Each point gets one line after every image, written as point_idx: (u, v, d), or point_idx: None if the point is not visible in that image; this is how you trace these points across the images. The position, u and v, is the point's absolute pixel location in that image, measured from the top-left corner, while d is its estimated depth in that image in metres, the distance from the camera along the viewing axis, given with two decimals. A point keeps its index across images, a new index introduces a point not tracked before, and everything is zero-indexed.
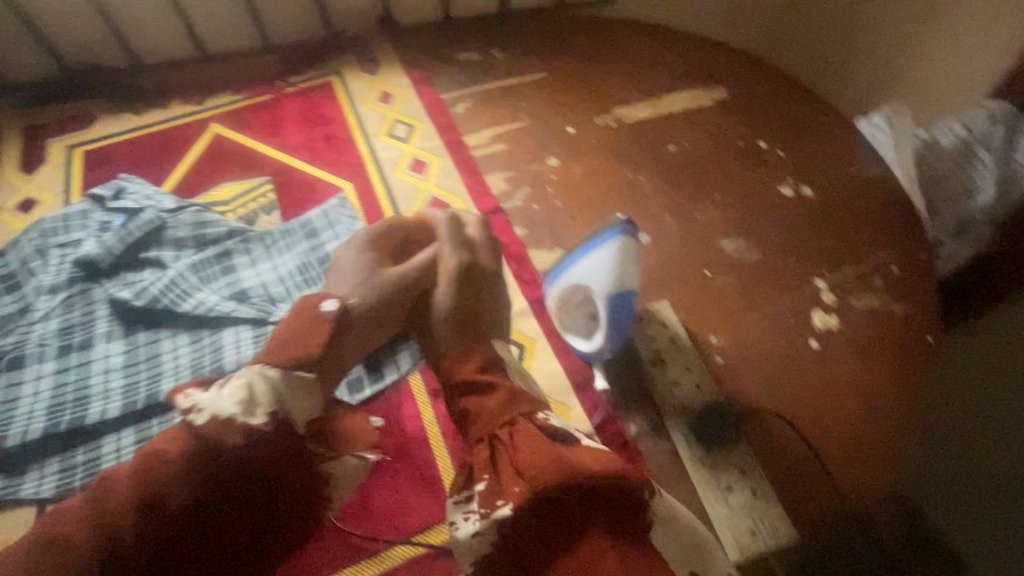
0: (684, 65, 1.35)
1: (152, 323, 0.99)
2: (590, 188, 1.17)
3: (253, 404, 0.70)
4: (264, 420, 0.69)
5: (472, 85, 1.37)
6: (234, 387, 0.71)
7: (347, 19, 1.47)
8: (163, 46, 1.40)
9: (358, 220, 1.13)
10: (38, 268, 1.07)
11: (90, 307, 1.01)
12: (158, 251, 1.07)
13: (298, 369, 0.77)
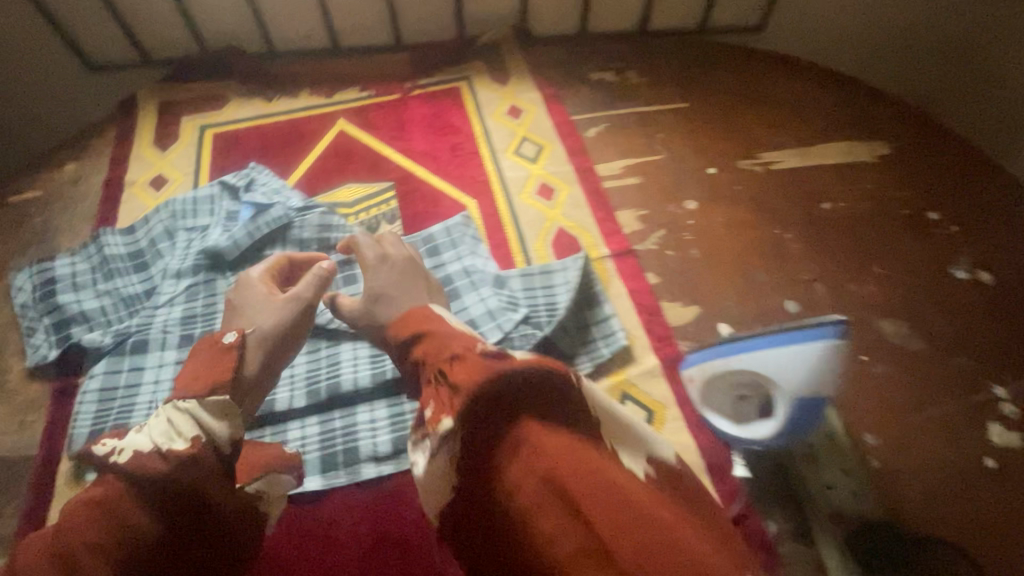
0: (844, 113, 1.24)
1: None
2: (730, 239, 1.07)
3: (178, 431, 0.73)
4: (189, 441, 0.73)
5: (606, 109, 1.30)
6: (162, 420, 0.75)
7: (482, 24, 1.43)
8: (300, 35, 1.40)
9: (481, 242, 1.08)
10: (166, 249, 1.08)
11: (213, 298, 1.01)
12: (281, 249, 1.06)
13: (210, 399, 0.78)
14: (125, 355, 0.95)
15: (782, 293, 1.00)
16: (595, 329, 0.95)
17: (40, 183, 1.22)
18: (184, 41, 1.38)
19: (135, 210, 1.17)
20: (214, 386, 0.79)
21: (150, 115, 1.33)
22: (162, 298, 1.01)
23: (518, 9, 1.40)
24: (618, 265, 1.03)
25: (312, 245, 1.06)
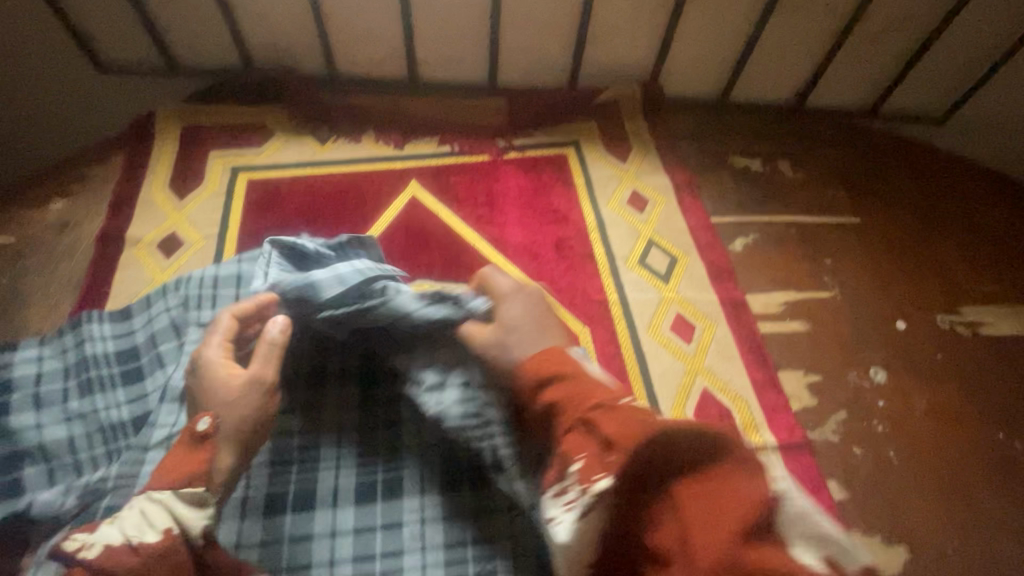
0: None
1: (301, 493, 0.68)
2: (935, 437, 0.79)
3: (150, 524, 0.54)
4: (162, 536, 0.54)
5: (756, 212, 1.01)
6: (135, 508, 0.55)
7: (602, 75, 1.12)
8: (371, 61, 1.10)
9: None
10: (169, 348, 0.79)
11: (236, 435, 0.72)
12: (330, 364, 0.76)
13: (186, 487, 0.57)
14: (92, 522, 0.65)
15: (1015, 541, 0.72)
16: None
17: (16, 227, 0.93)
18: (222, 51, 1.08)
19: (135, 283, 0.89)
20: (189, 477, 0.57)
21: (168, 145, 1.03)
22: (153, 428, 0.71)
23: (651, 62, 1.10)
24: (788, 466, 0.75)
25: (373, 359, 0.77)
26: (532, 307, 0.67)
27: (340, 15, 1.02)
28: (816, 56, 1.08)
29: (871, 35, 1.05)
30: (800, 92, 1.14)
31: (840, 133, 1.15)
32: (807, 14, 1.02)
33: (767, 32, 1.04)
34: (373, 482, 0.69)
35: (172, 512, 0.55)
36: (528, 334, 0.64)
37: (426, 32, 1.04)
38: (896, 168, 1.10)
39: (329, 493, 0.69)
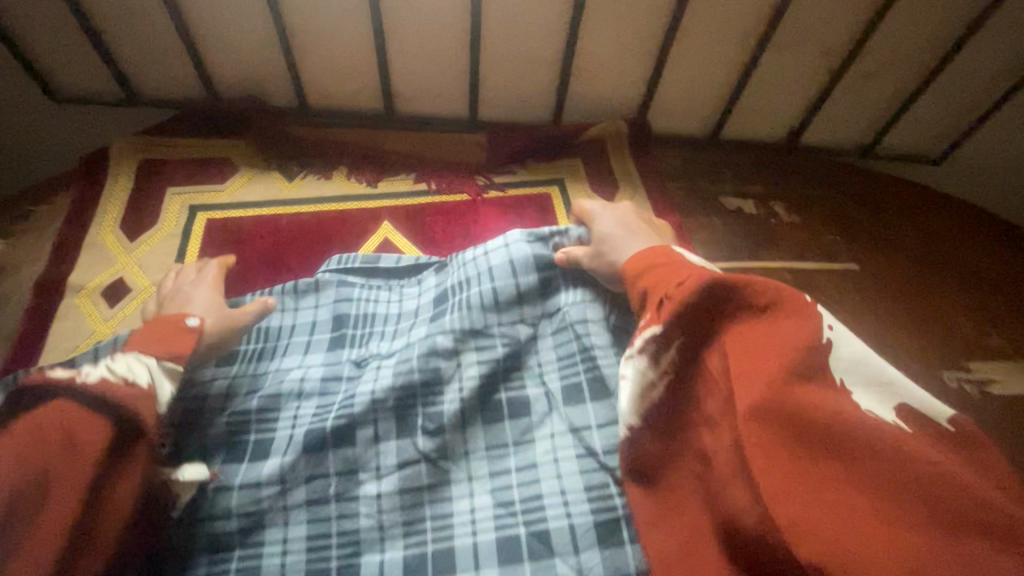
0: None
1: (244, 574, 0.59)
2: None
3: (137, 371, 0.56)
4: (149, 384, 0.56)
5: (749, 258, 0.96)
6: (118, 360, 0.57)
7: (587, 111, 1.07)
8: (345, 94, 1.04)
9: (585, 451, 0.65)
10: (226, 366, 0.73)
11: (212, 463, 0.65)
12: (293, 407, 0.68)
13: (170, 361, 0.61)
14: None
15: None
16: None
17: None
18: (185, 82, 1.02)
19: (75, 336, 0.81)
20: (174, 353, 0.62)
21: (121, 181, 0.96)
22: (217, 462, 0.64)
23: (638, 98, 1.05)
24: None
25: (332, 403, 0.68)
26: (622, 219, 0.77)
27: (310, 47, 0.97)
28: (809, 94, 1.04)
29: (865, 74, 1.01)
30: (794, 130, 1.10)
31: (836, 173, 1.11)
32: (800, 52, 0.98)
33: (758, 69, 1.00)
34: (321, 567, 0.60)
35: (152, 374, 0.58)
36: (619, 240, 0.73)
37: (402, 64, 0.99)
38: (895, 211, 1.06)
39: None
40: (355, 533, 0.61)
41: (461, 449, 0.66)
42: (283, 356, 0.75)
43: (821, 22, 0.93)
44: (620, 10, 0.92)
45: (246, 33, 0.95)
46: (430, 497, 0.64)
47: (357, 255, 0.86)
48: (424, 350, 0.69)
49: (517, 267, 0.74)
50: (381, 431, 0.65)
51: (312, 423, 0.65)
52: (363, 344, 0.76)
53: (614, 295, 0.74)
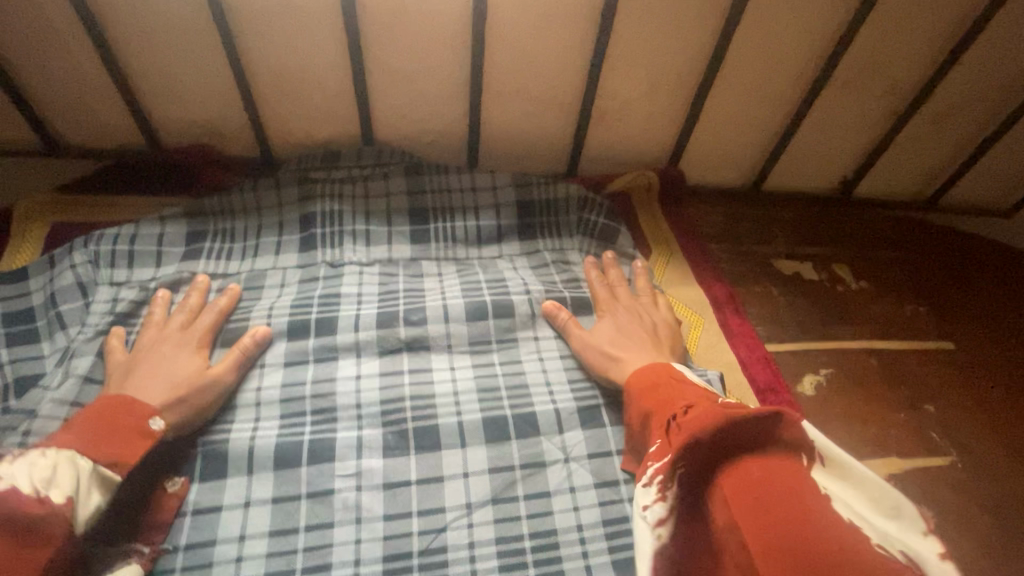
0: None
1: (213, 451, 0.59)
2: None
3: (58, 483, 0.47)
4: (66, 499, 0.46)
5: (820, 338, 0.77)
6: (42, 459, 0.48)
7: (609, 161, 0.90)
8: (317, 140, 0.86)
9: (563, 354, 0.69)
10: (193, 264, 0.75)
11: None
12: (278, 282, 0.75)
13: (106, 465, 0.51)
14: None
15: None
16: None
17: None
18: (120, 133, 0.83)
19: None
20: (117, 458, 0.52)
21: (25, 254, 0.76)
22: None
23: (669, 145, 0.88)
24: None
25: (352, 265, 0.76)
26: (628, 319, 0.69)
27: (273, 88, 0.79)
28: (870, 140, 0.88)
29: (937, 116, 0.85)
30: (847, 179, 0.93)
31: (904, 230, 0.95)
32: (864, 90, 0.82)
33: (814, 110, 0.84)
34: (297, 442, 0.61)
35: (81, 481, 0.49)
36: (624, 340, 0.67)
37: (388, 102, 0.81)
38: (980, 278, 0.90)
39: (244, 454, 0.59)
40: (333, 410, 0.63)
41: (440, 338, 0.69)
42: (254, 255, 0.77)
43: (893, 57, 0.78)
44: (653, 41, 0.76)
45: (192, 70, 0.77)
46: (410, 376, 0.66)
47: (318, 154, 0.84)
48: (408, 273, 0.77)
49: (500, 217, 0.82)
50: (362, 323, 0.69)
51: (295, 311, 0.70)
52: (335, 246, 0.78)
53: (586, 221, 0.83)
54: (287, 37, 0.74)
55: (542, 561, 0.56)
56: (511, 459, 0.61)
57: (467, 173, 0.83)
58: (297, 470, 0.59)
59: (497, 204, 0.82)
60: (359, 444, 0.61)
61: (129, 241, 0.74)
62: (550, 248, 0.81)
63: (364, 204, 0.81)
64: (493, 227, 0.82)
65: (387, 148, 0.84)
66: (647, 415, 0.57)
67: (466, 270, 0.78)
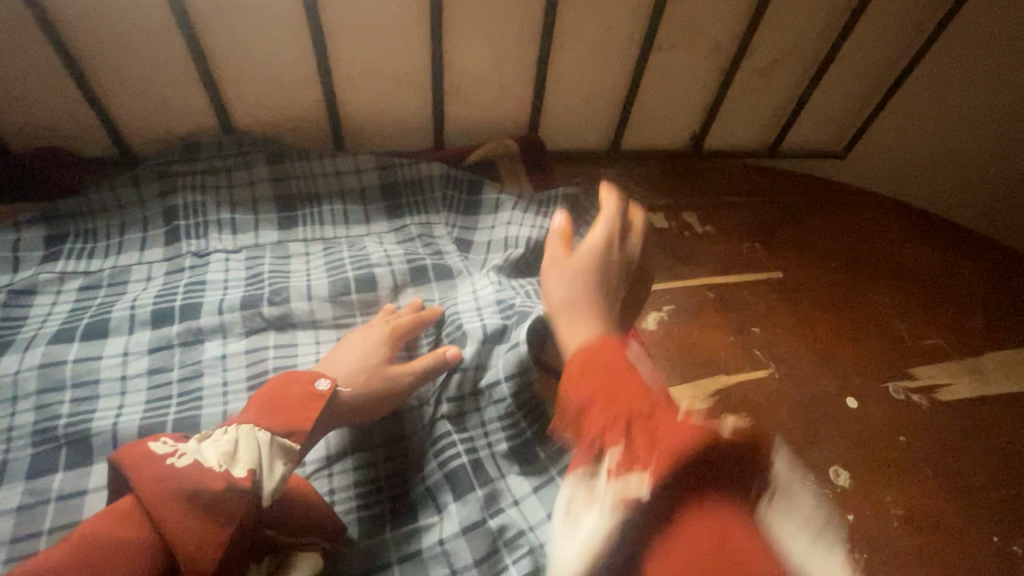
0: (980, 312, 0.85)
1: (75, 438, 0.62)
2: (917, 554, 0.62)
3: (240, 456, 0.48)
4: (248, 472, 0.47)
5: (666, 277, 0.85)
6: (223, 436, 0.50)
7: (472, 131, 0.95)
8: (174, 133, 0.86)
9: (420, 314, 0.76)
10: (48, 266, 0.75)
11: (27, 353, 0.67)
12: (140, 277, 0.76)
13: (282, 432, 0.53)
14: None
15: None
16: (522, 474, 0.64)
17: None
18: None
19: None
20: (295, 425, 0.54)
21: None
22: (4, 377, 0.65)
23: (525, 112, 0.93)
24: None
25: (215, 253, 0.78)
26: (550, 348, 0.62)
27: (117, 81, 0.79)
28: (706, 94, 0.96)
29: (760, 69, 0.94)
30: (695, 134, 1.01)
31: (751, 174, 1.02)
32: (691, 49, 0.89)
33: (650, 69, 0.90)
34: (160, 422, 0.64)
35: (260, 455, 0.49)
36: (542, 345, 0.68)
37: (239, 89, 0.82)
38: (815, 210, 0.98)
39: (106, 439, 0.62)
40: (198, 390, 0.67)
41: (306, 317, 0.74)
42: (118, 253, 0.78)
43: (709, 13, 0.85)
44: (486, 12, 0.80)
45: (24, 69, 0.75)
46: (274, 354, 0.71)
47: (177, 149, 0.84)
48: (274, 256, 0.79)
49: (367, 197, 0.86)
50: (225, 307, 0.72)
51: (158, 301, 0.72)
52: (200, 236, 0.79)
53: (446, 197, 0.86)
54: (117, 28, 0.73)
55: (396, 496, 0.63)
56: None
57: (329, 157, 0.85)
58: None
59: (359, 181, 0.85)
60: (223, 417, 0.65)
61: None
62: (415, 224, 0.85)
63: (229, 193, 0.82)
64: (360, 208, 0.85)
65: (246, 137, 0.85)
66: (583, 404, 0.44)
67: (332, 249, 0.81)
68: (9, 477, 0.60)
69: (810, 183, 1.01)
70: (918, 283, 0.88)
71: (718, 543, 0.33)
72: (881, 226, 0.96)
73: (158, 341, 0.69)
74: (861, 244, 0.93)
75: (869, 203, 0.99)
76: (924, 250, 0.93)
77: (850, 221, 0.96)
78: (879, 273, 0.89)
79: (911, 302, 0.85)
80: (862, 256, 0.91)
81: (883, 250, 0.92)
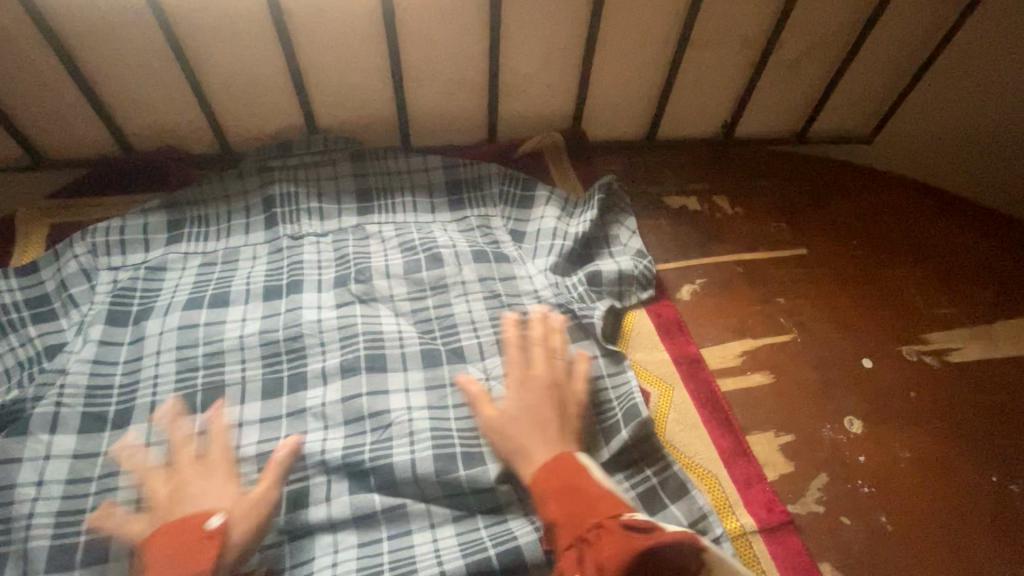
0: (995, 286, 0.92)
1: (210, 386, 0.76)
2: (922, 494, 0.71)
3: None
4: None
5: (697, 253, 0.95)
6: None
7: (522, 125, 1.06)
8: (268, 132, 1.00)
9: (486, 287, 0.86)
10: (175, 247, 0.90)
11: (168, 317, 0.81)
12: (249, 257, 0.90)
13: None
14: (100, 452, 0.71)
15: None
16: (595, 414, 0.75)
17: None
18: (96, 141, 0.97)
19: None
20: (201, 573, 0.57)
21: (31, 254, 0.90)
22: (151, 336, 0.79)
23: (571, 107, 1.04)
24: (776, 555, 0.65)
25: (310, 237, 0.91)
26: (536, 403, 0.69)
27: (224, 91, 0.93)
28: (736, 88, 1.04)
29: (788, 63, 1.01)
30: (726, 124, 1.10)
31: (781, 161, 1.10)
32: (723, 47, 0.98)
33: (684, 66, 1.00)
34: (278, 377, 0.78)
35: None
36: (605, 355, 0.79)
37: (324, 94, 0.95)
38: (839, 194, 1.05)
39: (236, 390, 0.76)
40: (303, 350, 0.80)
41: (385, 292, 0.85)
42: (228, 236, 0.92)
43: (739, 14, 0.94)
44: (538, 21, 0.91)
45: (152, 83, 0.90)
46: (361, 318, 0.82)
47: (272, 147, 0.98)
48: (356, 237, 0.92)
49: (433, 189, 0.97)
50: (322, 285, 0.86)
51: (269, 279, 0.86)
52: (294, 221, 0.92)
53: (503, 189, 0.97)
54: (229, 47, 0.87)
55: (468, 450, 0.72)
56: (443, 377, 0.78)
57: (401, 156, 0.98)
58: (279, 398, 0.76)
59: (427, 176, 0.98)
60: (324, 372, 0.78)
61: (118, 232, 0.88)
62: (476, 213, 0.96)
63: (316, 185, 0.95)
64: (427, 196, 0.97)
65: (330, 136, 0.98)
66: (553, 521, 0.58)
67: (403, 231, 0.93)
68: None
69: (835, 170, 1.09)
70: (936, 259, 0.95)
71: (586, 498, 0.57)
72: (904, 207, 1.03)
73: (270, 314, 0.83)
74: (884, 226, 1.00)
75: (893, 187, 1.06)
76: (944, 229, 0.99)
77: (874, 204, 1.03)
78: (901, 251, 0.96)
79: (929, 276, 0.93)
80: (883, 237, 0.98)
81: (904, 230, 0.99)
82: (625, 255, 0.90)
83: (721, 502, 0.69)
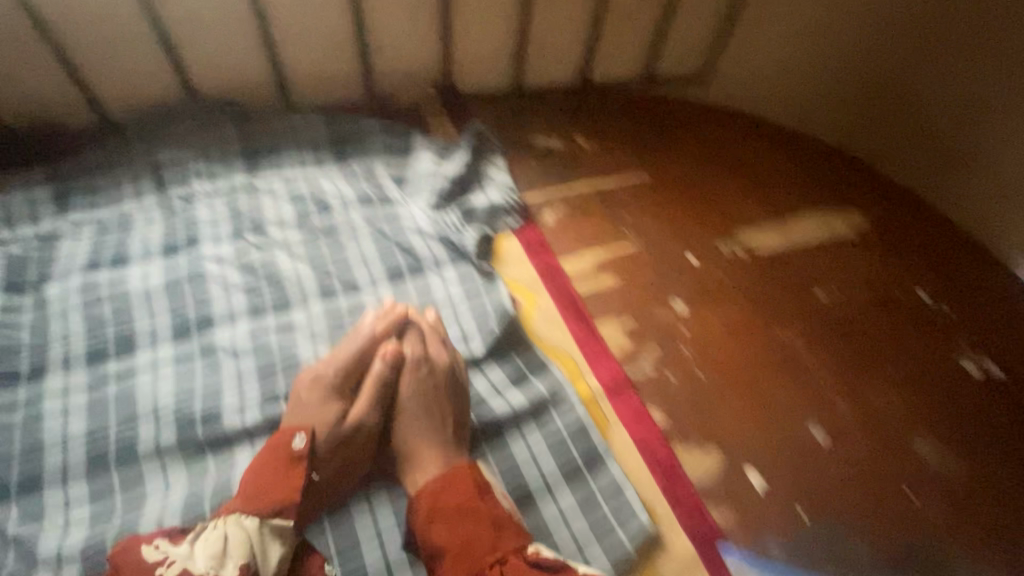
0: (793, 190, 1.13)
1: (120, 335, 0.82)
2: (732, 349, 0.90)
3: (228, 556, 0.59)
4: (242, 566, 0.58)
5: (557, 184, 1.10)
6: (213, 531, 0.61)
7: (397, 83, 1.15)
8: (147, 101, 1.03)
9: (373, 226, 0.96)
10: (66, 215, 0.93)
11: (70, 279, 0.86)
12: (143, 217, 0.94)
13: (269, 512, 0.64)
14: (15, 402, 0.76)
15: (800, 414, 0.84)
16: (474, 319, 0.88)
17: None
18: None
19: None
20: (278, 501, 0.65)
21: None
22: (54, 297, 0.85)
23: (440, 63, 1.14)
24: (615, 405, 0.82)
25: (201, 196, 0.97)
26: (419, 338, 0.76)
27: (95, 61, 0.96)
28: (584, 39, 1.19)
29: (624, 13, 1.17)
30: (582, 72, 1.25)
31: (632, 101, 1.27)
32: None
33: (534, 20, 1.12)
34: (184, 320, 0.84)
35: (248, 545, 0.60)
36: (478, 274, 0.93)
37: (199, 60, 1.00)
38: (677, 125, 1.23)
39: (144, 334, 0.82)
40: (208, 295, 0.87)
41: (280, 238, 0.94)
42: (119, 201, 0.96)
43: None
44: None
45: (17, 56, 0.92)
46: (260, 262, 0.91)
47: (156, 117, 1.03)
48: (247, 193, 0.98)
49: (318, 145, 1.06)
50: (219, 237, 0.93)
51: (166, 237, 0.92)
52: (184, 182, 0.98)
53: (383, 141, 1.07)
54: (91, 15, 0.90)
55: None
56: (339, 304, 0.88)
57: (284, 118, 1.06)
58: (188, 336, 0.83)
59: (310, 134, 1.06)
60: (229, 311, 0.86)
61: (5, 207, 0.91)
62: (360, 164, 1.05)
63: (203, 148, 1.01)
64: (313, 152, 1.05)
65: (212, 102, 1.04)
66: (443, 546, 0.64)
67: (293, 184, 1.01)
68: (72, 363, 0.79)
69: (675, 105, 1.27)
70: (750, 172, 1.16)
71: (474, 521, 0.65)
72: (727, 133, 1.23)
73: (172, 267, 0.89)
74: (712, 149, 1.19)
75: (720, 117, 1.25)
76: (757, 149, 1.20)
77: (705, 132, 1.22)
78: (724, 169, 1.16)
79: (744, 186, 1.13)
80: (710, 158, 1.18)
81: (726, 152, 1.19)
82: (494, 189, 1.03)
83: (575, 373, 0.85)
